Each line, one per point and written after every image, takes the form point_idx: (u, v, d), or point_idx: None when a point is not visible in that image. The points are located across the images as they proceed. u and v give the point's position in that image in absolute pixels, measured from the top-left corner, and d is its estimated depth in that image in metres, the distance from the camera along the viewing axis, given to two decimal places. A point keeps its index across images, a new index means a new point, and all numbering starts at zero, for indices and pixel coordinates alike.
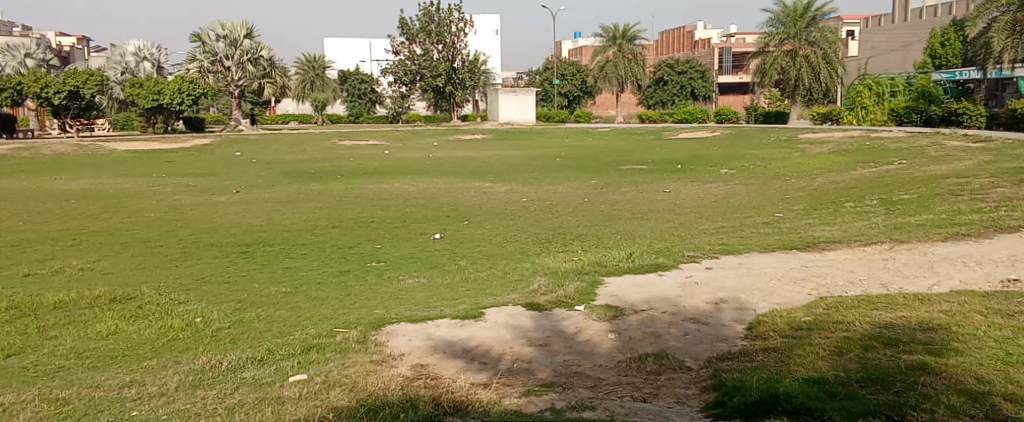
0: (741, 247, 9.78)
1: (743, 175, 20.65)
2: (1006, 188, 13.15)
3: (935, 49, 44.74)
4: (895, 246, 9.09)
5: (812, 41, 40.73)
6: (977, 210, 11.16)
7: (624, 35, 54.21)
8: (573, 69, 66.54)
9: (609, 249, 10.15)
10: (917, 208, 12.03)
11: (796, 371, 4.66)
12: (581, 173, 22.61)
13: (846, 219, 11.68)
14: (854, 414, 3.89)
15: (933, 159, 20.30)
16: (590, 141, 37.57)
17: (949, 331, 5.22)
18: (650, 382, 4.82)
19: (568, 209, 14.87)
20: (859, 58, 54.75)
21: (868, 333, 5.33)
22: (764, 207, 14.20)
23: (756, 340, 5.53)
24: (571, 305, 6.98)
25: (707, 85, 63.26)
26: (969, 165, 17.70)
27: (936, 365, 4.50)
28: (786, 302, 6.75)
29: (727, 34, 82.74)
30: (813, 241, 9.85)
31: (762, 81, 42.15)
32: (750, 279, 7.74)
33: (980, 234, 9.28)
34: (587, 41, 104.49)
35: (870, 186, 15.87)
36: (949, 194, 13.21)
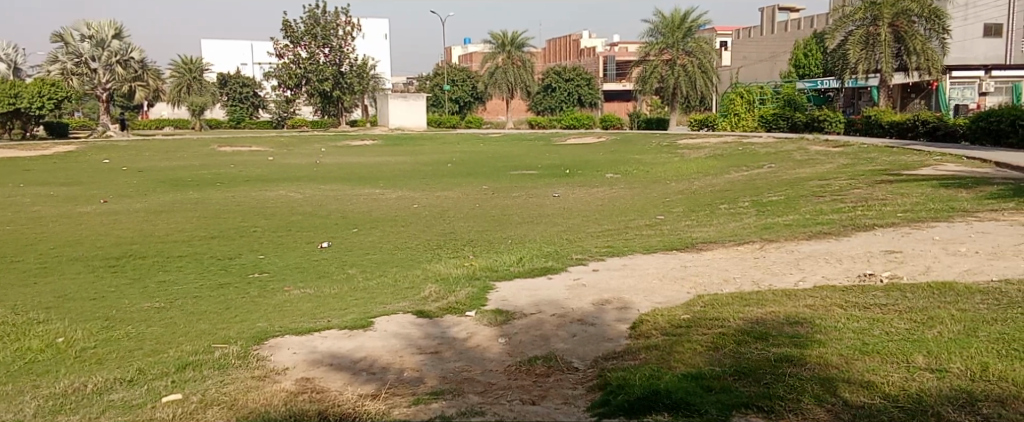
0: (626, 249, 10.10)
1: (627, 179, 21.36)
2: (862, 190, 14.22)
3: (799, 59, 47.65)
4: (765, 245, 9.63)
5: (689, 51, 42.65)
6: (836, 210, 12.01)
7: (512, 42, 54.77)
8: (463, 75, 66.77)
9: (499, 254, 10.23)
10: (784, 209, 12.82)
11: (676, 367, 4.85)
12: (471, 179, 22.72)
13: (722, 221, 12.28)
14: (728, 406, 4.08)
15: (799, 162, 21.65)
16: (480, 147, 37.76)
17: (812, 325, 5.57)
18: (538, 384, 4.88)
19: (458, 215, 14.91)
20: (731, 67, 57.69)
21: (740, 329, 5.61)
22: (646, 210, 14.70)
23: (639, 338, 5.71)
24: (461, 311, 6.99)
25: (593, 92, 64.78)
26: (830, 168, 18.99)
27: (801, 356, 4.80)
28: (667, 300, 7.02)
29: (611, 43, 85.27)
30: (692, 242, 10.30)
31: (643, 88, 43.53)
32: (633, 280, 8.00)
33: (840, 233, 9.98)
34: (476, 47, 105.29)
35: (743, 188, 16.75)
36: (813, 196, 14.13)
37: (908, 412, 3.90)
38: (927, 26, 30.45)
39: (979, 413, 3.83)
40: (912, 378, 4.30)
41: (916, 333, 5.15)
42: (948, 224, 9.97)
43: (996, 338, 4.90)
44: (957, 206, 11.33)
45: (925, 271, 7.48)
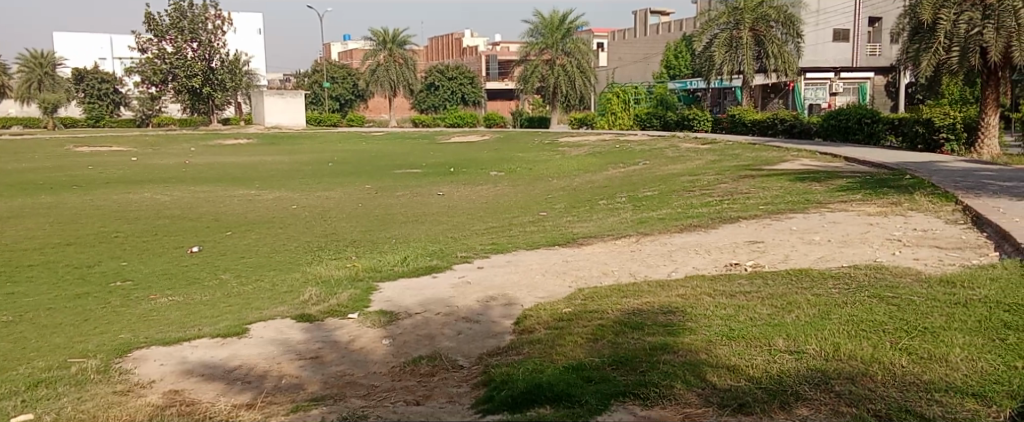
0: (509, 245, 10.21)
1: (510, 177, 21.60)
2: (728, 184, 15.03)
3: (670, 61, 49.58)
4: (641, 238, 10.00)
5: (568, 51, 43.56)
6: (705, 204, 12.63)
7: (394, 39, 54.16)
8: (343, 72, 65.41)
9: (382, 254, 10.09)
10: (659, 203, 13.35)
11: (558, 359, 4.94)
12: (353, 178, 22.29)
13: (600, 216, 12.65)
14: (607, 396, 4.19)
15: (672, 159, 22.55)
16: (361, 146, 37.06)
17: (685, 313, 5.83)
18: (423, 384, 4.85)
19: (339, 215, 14.60)
20: (608, 67, 59.50)
21: (618, 320, 5.80)
22: (529, 207, 14.90)
23: (523, 333, 5.78)
24: (344, 313, 6.84)
25: (476, 91, 64.87)
26: (701, 164, 19.91)
27: (674, 344, 5.01)
28: (549, 295, 7.15)
29: (492, 42, 85.91)
30: (573, 237, 10.54)
31: (525, 87, 44.22)
32: (517, 276, 8.10)
33: (709, 225, 10.49)
34: (355, 44, 103.40)
35: (621, 184, 17.30)
36: (684, 191, 14.78)
37: (770, 392, 4.13)
38: (783, 31, 32.50)
39: (832, 389, 4.10)
40: (773, 360, 4.58)
41: (777, 317, 5.50)
42: (804, 215, 10.69)
43: (846, 319, 5.31)
44: (812, 198, 12.18)
45: (784, 259, 8.00)
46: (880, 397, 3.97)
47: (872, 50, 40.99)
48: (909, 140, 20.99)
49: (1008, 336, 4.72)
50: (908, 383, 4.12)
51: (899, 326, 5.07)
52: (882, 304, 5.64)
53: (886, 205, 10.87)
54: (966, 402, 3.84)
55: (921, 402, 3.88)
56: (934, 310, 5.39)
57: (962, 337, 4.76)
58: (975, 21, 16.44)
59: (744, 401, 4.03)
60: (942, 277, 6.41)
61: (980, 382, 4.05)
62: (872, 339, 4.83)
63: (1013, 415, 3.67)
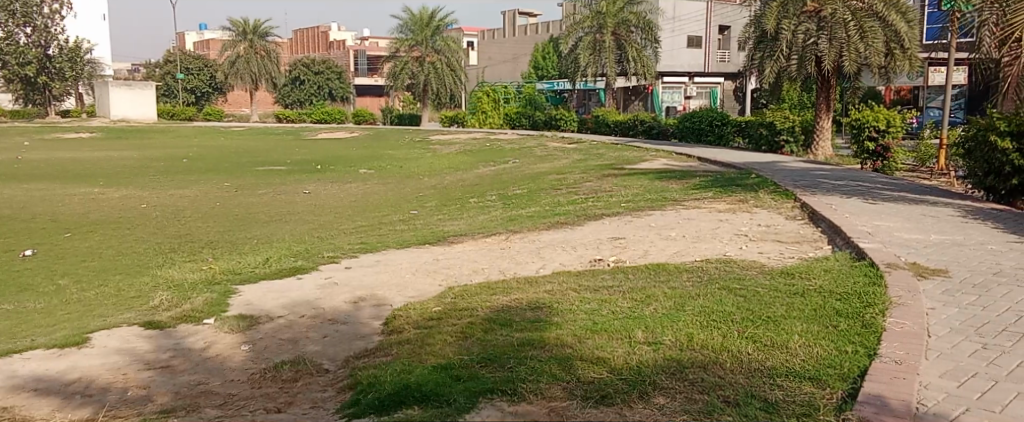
0: (378, 245, 10.04)
1: (380, 174, 21.26)
2: (593, 182, 15.51)
3: (539, 61, 50.32)
4: (510, 236, 10.12)
5: (438, 49, 43.41)
6: (572, 202, 12.95)
7: (254, 30, 51.91)
8: (200, 64, 62.00)
9: (243, 256, 9.65)
10: (528, 201, 13.56)
11: (427, 360, 4.90)
12: (212, 175, 21.19)
13: (470, 214, 12.70)
14: (475, 393, 4.20)
15: (540, 158, 23.01)
16: (221, 141, 35.35)
17: (551, 308, 5.96)
18: (285, 390, 4.69)
19: (196, 215, 13.85)
20: (479, 67, 59.97)
21: (486, 317, 5.83)
22: (399, 205, 14.74)
23: (391, 334, 5.70)
24: (199, 319, 6.48)
25: (344, 86, 63.46)
26: (567, 163, 20.43)
27: (541, 339, 5.10)
28: (419, 294, 7.10)
29: (360, 38, 84.19)
30: (444, 235, 10.52)
31: (395, 84, 43.60)
32: (386, 276, 7.99)
33: (575, 223, 10.76)
34: (214, 34, 98.32)
35: (491, 183, 17.43)
36: (552, 189, 15.11)
37: (630, 382, 4.29)
38: (643, 36, 33.85)
39: (686, 378, 4.31)
40: (633, 351, 4.76)
41: (637, 310, 5.73)
42: (663, 212, 11.20)
43: (699, 311, 5.60)
44: (670, 196, 12.76)
45: (644, 254, 8.34)
46: (728, 384, 4.21)
47: (721, 57, 44.00)
48: (755, 142, 22.47)
49: (839, 322, 5.14)
50: (754, 370, 4.40)
51: (746, 316, 5.41)
52: (731, 296, 6.01)
53: (735, 202, 11.59)
54: (804, 386, 4.14)
55: (765, 387, 4.14)
56: (777, 300, 5.80)
57: (800, 325, 5.14)
58: (811, 32, 17.70)
59: (606, 393, 4.15)
60: (784, 270, 6.91)
61: (816, 366, 4.39)
62: (721, 329, 5.13)
63: (845, 396, 3.99)
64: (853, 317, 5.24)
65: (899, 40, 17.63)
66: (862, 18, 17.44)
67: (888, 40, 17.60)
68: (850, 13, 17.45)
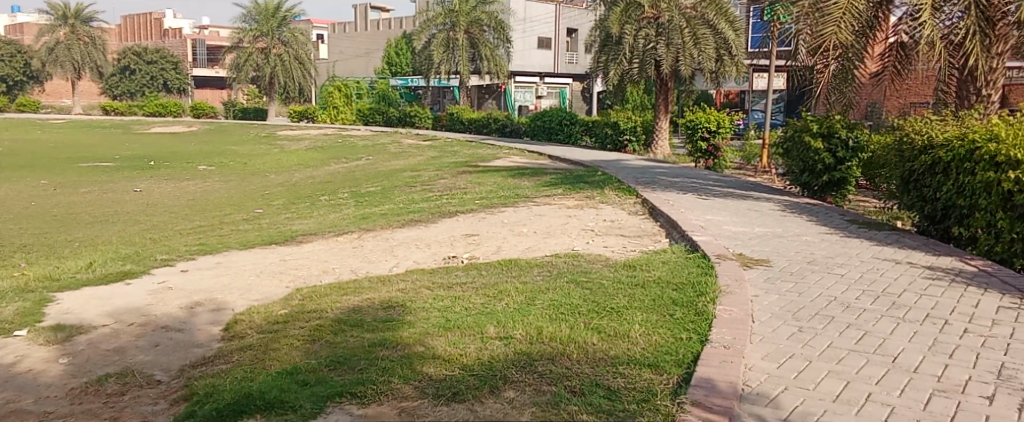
0: (219, 246, 9.52)
1: (222, 171, 20.20)
2: (447, 180, 15.51)
3: (392, 57, 49.62)
4: (362, 235, 9.91)
5: (284, 40, 41.75)
6: (426, 199, 12.89)
7: (77, 15, 47.73)
8: (12, 49, 56.22)
9: (62, 260, 8.84)
10: (381, 199, 13.34)
11: (271, 365, 4.71)
12: (27, 172, 19.29)
13: (321, 212, 12.32)
14: (322, 398, 4.08)
15: (394, 155, 22.76)
16: (37, 135, 32.24)
17: (404, 307, 5.89)
18: (110, 405, 4.35)
19: (7, 216, 12.54)
20: (329, 60, 58.32)
21: (336, 318, 5.68)
22: (244, 204, 14.06)
23: (232, 340, 5.42)
24: (8, 331, 5.88)
25: (181, 77, 59.62)
26: (421, 160, 20.31)
27: (393, 339, 5.03)
28: (263, 297, 6.80)
29: (200, 26, 79.44)
30: (292, 235, 10.14)
31: (239, 76, 41.49)
32: (227, 279, 7.58)
33: (429, 220, 10.72)
34: (29, 17, 89.40)
35: (343, 180, 17.02)
36: (406, 186, 14.97)
37: (480, 378, 4.31)
38: (495, 36, 34.18)
39: (536, 371, 4.40)
40: (484, 347, 4.79)
41: (489, 305, 5.79)
42: (515, 209, 11.37)
43: (548, 304, 5.74)
44: (522, 193, 12.98)
45: (497, 250, 8.43)
46: (575, 374, 4.34)
47: (570, 59, 45.46)
48: (601, 141, 23.37)
49: (675, 311, 5.44)
50: (598, 359, 4.56)
51: (592, 307, 5.60)
52: (578, 288, 6.21)
53: (583, 199, 11.99)
54: (644, 372, 4.34)
55: (608, 376, 4.30)
56: (620, 292, 6.05)
57: (640, 315, 5.39)
58: (651, 37, 18.66)
59: (457, 390, 4.15)
60: (626, 262, 7.21)
61: (655, 353, 4.62)
62: (568, 321, 5.28)
63: (679, 381, 4.21)
64: (688, 306, 5.56)
65: (728, 47, 18.93)
66: (695, 25, 18.51)
67: (718, 46, 18.88)
68: (685, 20, 18.47)
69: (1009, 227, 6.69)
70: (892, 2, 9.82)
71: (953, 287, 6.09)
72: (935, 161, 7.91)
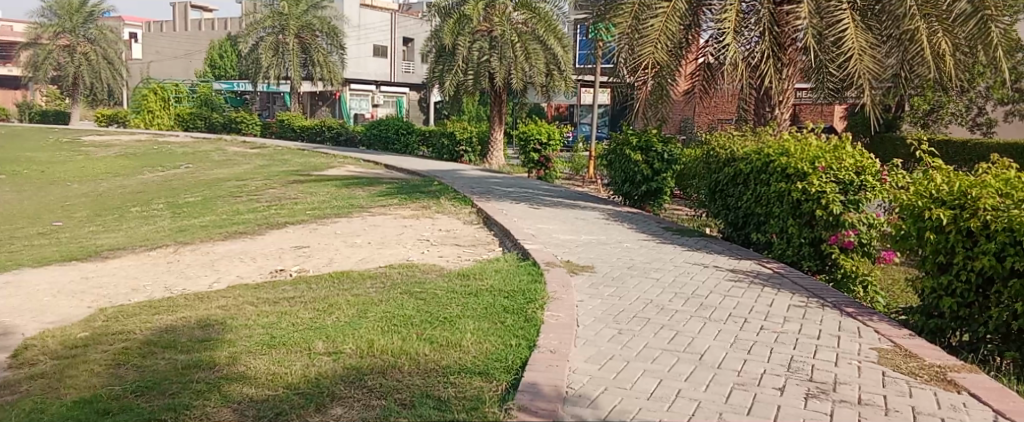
0: (8, 264, 8.55)
1: (14, 180, 18.19)
2: (275, 189, 14.91)
3: (215, 60, 47.07)
4: (179, 249, 9.28)
5: (91, 38, 38.37)
6: (251, 210, 12.32)
7: None
8: None
9: None
10: (201, 210, 12.59)
11: (66, 394, 4.28)
12: None
13: (132, 225, 11.43)
14: None
15: (216, 163, 21.58)
16: None
17: (223, 325, 5.57)
18: None
19: None
20: (143, 61, 54.31)
21: (147, 340, 5.27)
22: (40, 216, 12.74)
23: (21, 368, 4.88)
24: None
25: None
26: (247, 169, 19.39)
27: (210, 360, 4.74)
28: (61, 319, 6.19)
29: None
30: (97, 250, 9.31)
31: (37, 76, 37.64)
32: (17, 301, 6.82)
33: (255, 232, 10.24)
34: None
35: (158, 190, 15.88)
36: (229, 196, 14.23)
37: (306, 396, 4.16)
38: (328, 42, 33.30)
39: (365, 385, 4.31)
40: (311, 364, 4.63)
41: (317, 320, 5.61)
42: (348, 219, 11.12)
43: (380, 316, 5.65)
44: (355, 203, 12.73)
45: (329, 262, 8.19)
46: (405, 386, 4.30)
47: (406, 68, 45.26)
48: (437, 152, 23.46)
49: (506, 318, 5.55)
50: (430, 370, 4.55)
51: (425, 317, 5.58)
52: (411, 299, 6.17)
53: (418, 209, 11.95)
54: (474, 381, 4.38)
55: (439, 386, 4.30)
56: (452, 301, 6.08)
57: (472, 323, 5.45)
58: (484, 50, 18.99)
59: (280, 410, 3.99)
60: (460, 272, 7.25)
61: (486, 361, 4.67)
62: (400, 333, 5.23)
63: (508, 387, 4.29)
64: (517, 313, 5.68)
65: (557, 62, 19.58)
66: (527, 40, 19.03)
67: (548, 61, 19.49)
68: (517, 35, 18.95)
69: (798, 232, 7.41)
70: (700, 25, 10.73)
71: (751, 288, 6.66)
72: (737, 173, 8.64)
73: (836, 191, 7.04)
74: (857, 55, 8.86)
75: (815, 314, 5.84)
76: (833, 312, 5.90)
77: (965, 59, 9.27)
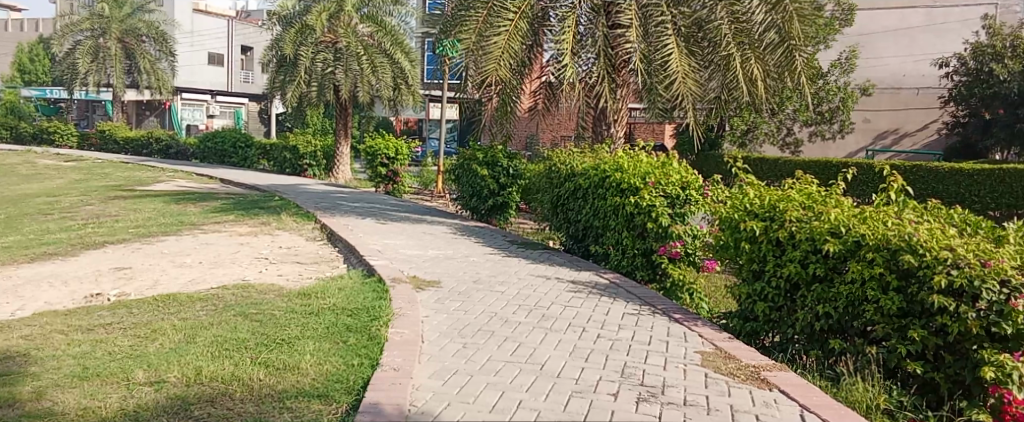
0: None
1: None
2: (93, 206, 13.75)
3: (23, 63, 42.85)
4: None
5: None
6: (64, 228, 11.28)
7: None
8: None
9: None
10: (4, 229, 11.37)
11: None
12: None
13: None
14: None
15: (24, 177, 19.61)
16: None
17: (27, 357, 5.04)
18: None
19: None
20: None
21: None
22: None
23: None
24: None
25: None
26: (61, 184, 17.77)
27: (9, 398, 4.27)
28: None
29: None
30: None
31: None
32: None
33: (68, 253, 9.37)
34: None
35: None
36: (38, 214, 12.95)
37: None
38: (156, 48, 31.21)
39: (191, 416, 4.05)
40: (130, 396, 4.30)
41: (140, 348, 5.21)
42: (176, 237, 10.45)
43: (211, 341, 5.34)
44: (186, 220, 11.99)
45: (153, 285, 7.64)
46: (237, 414, 4.09)
47: (244, 78, 43.33)
48: (279, 166, 22.63)
49: (348, 337, 5.41)
50: (264, 395, 4.35)
51: (260, 341, 5.34)
52: (246, 321, 5.87)
53: (256, 225, 11.44)
54: (312, 404, 4.23)
55: (274, 412, 4.12)
56: (291, 321, 5.86)
57: (312, 344, 5.27)
58: (329, 62, 18.56)
59: None
60: (300, 291, 6.99)
61: (326, 383, 4.53)
62: (233, 357, 4.97)
63: (348, 409, 4.18)
64: (360, 331, 5.56)
65: (405, 77, 19.39)
66: (373, 53, 18.70)
67: (396, 75, 19.24)
68: (362, 47, 18.58)
69: (632, 244, 7.79)
70: (542, 45, 11.08)
71: (589, 298, 6.92)
72: (577, 187, 8.98)
73: (664, 204, 7.48)
74: (681, 78, 9.54)
75: (647, 321, 6.15)
76: (663, 319, 6.24)
77: (774, 84, 10.15)
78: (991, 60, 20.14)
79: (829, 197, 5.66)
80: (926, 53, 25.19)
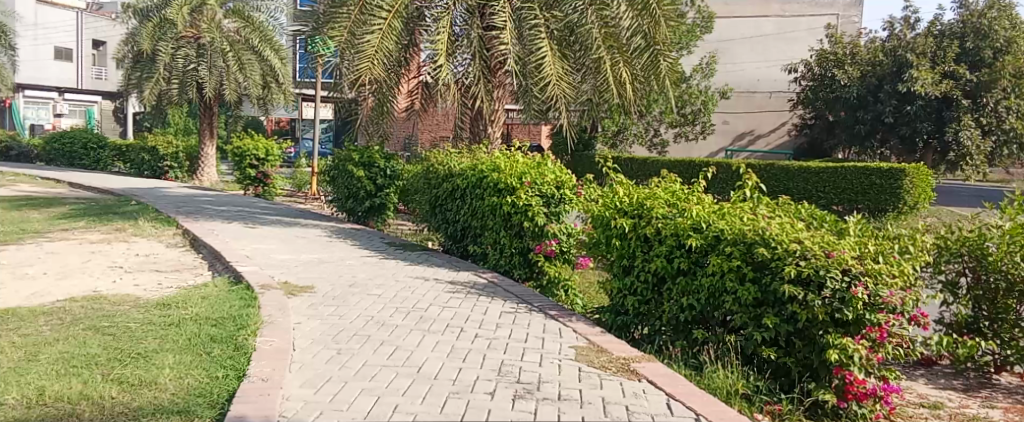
0: None
1: None
2: None
3: None
4: None
5: None
6: None
7: None
8: None
9: None
10: None
11: None
12: None
13: None
14: None
15: None
16: None
17: None
18: None
19: None
20: None
21: None
22: None
23: None
24: None
25: None
26: None
27: None
28: None
29: None
30: None
31: None
32: None
33: None
34: None
35: None
36: None
37: None
38: None
39: None
40: None
41: None
42: (17, 247, 9.61)
43: (55, 358, 4.94)
44: (29, 227, 11.06)
45: None
46: None
47: (96, 74, 40.27)
48: (136, 168, 21.33)
49: (212, 349, 5.16)
50: (116, 414, 4.06)
51: (113, 356, 4.99)
52: (97, 336, 5.47)
53: (110, 232, 10.71)
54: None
55: None
56: (149, 334, 5.51)
57: (171, 357, 4.98)
58: (191, 58, 17.80)
59: None
60: (158, 301, 6.59)
61: (185, 398, 4.29)
62: (81, 375, 4.61)
63: None
64: (225, 342, 5.31)
65: (275, 75, 18.67)
66: (239, 49, 17.81)
67: (265, 73, 18.48)
68: (227, 43, 17.66)
69: (509, 243, 7.87)
70: (418, 44, 10.99)
71: (467, 298, 6.92)
72: (455, 187, 8.98)
73: (540, 204, 7.59)
74: (555, 81, 9.70)
75: (524, 319, 6.22)
76: (539, 316, 6.33)
77: (643, 88, 10.50)
78: (834, 66, 21.86)
79: (692, 195, 5.92)
80: (778, 58, 26.91)
